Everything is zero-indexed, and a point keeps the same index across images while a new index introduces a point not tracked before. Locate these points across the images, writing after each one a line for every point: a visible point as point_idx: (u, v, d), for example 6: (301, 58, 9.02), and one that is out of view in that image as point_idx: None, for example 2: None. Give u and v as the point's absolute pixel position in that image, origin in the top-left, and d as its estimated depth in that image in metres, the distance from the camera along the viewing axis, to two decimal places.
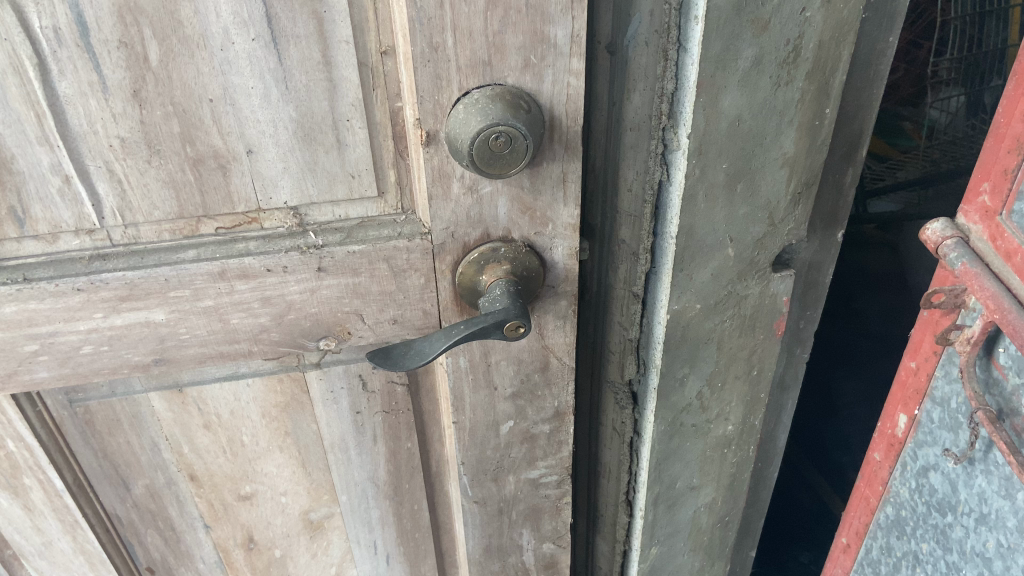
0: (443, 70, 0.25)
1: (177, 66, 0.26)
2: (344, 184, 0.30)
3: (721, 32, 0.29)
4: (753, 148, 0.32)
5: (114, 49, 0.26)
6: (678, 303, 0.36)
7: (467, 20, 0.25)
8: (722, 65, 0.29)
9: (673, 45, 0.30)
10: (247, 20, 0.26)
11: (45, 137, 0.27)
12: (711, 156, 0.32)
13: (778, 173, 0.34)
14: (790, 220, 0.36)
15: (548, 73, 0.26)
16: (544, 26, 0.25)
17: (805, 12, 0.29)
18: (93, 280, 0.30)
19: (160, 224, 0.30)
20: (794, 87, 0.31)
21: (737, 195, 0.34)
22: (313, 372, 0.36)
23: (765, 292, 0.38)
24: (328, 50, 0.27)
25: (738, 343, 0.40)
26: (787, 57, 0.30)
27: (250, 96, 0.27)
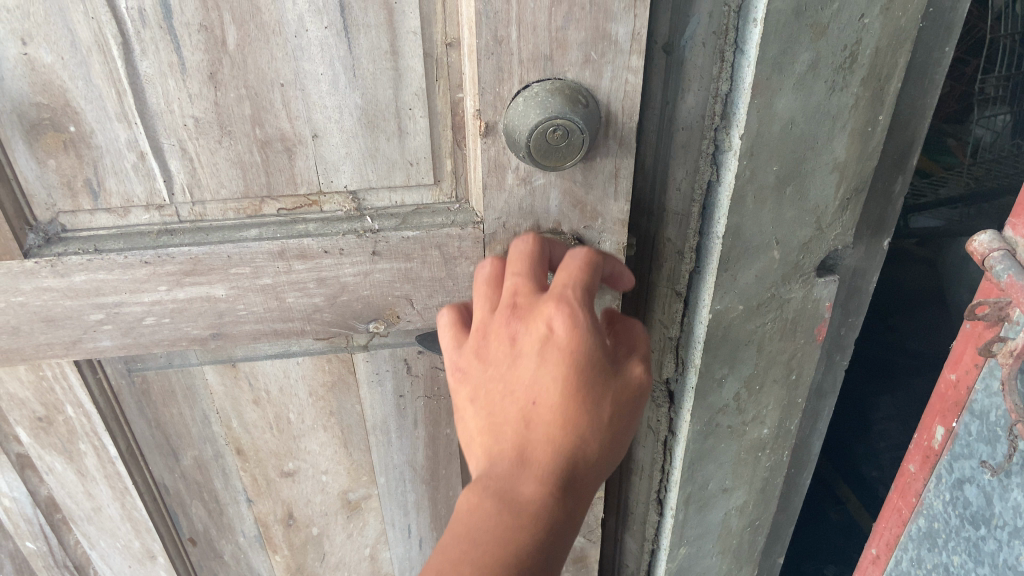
0: (505, 63, 0.26)
1: (252, 52, 0.28)
2: (402, 170, 0.31)
3: (780, 35, 0.29)
4: (804, 152, 0.33)
5: (195, 32, 0.28)
6: (721, 303, 0.36)
7: (532, 16, 0.25)
8: (778, 68, 0.30)
9: (730, 46, 0.30)
10: (322, 9, 0.27)
11: (123, 114, 0.29)
12: (762, 158, 0.32)
13: (828, 178, 0.34)
14: (837, 225, 0.36)
15: (607, 69, 0.26)
16: (606, 23, 0.26)
17: (863, 19, 0.30)
18: (160, 254, 0.32)
19: (226, 203, 0.32)
20: (848, 92, 0.32)
21: (786, 198, 0.34)
22: (360, 354, 0.37)
23: (808, 296, 0.38)
24: (395, 40, 0.28)
25: (779, 346, 0.40)
26: (843, 63, 0.31)
27: (318, 82, 0.29)
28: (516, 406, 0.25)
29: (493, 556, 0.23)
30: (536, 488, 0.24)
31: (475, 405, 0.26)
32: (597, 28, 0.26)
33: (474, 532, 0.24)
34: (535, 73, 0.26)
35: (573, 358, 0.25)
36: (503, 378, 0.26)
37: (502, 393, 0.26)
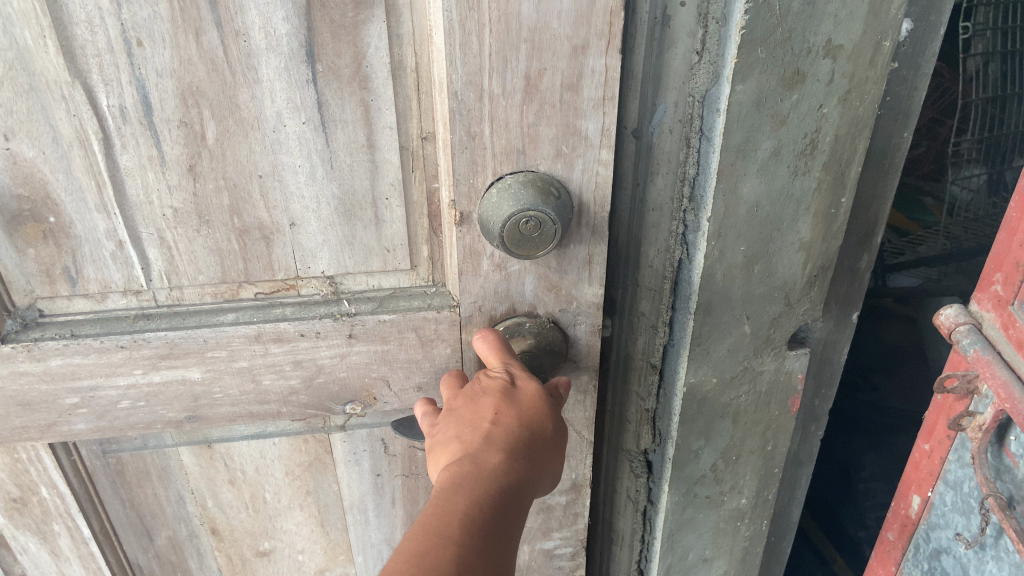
0: (479, 156, 0.26)
1: (232, 145, 0.29)
2: (379, 256, 0.32)
3: (742, 125, 0.30)
4: (771, 232, 0.33)
5: (175, 128, 0.29)
6: (695, 376, 0.37)
7: (504, 113, 0.26)
8: (741, 154, 0.31)
9: (696, 134, 0.32)
10: (299, 106, 0.28)
11: (103, 206, 0.30)
12: (730, 239, 0.33)
13: (795, 257, 0.35)
14: (806, 301, 0.37)
15: (578, 162, 0.27)
16: (576, 119, 0.26)
17: (822, 108, 0.31)
18: (136, 338, 0.32)
19: (204, 288, 0.32)
20: (811, 176, 0.32)
21: (755, 276, 0.35)
22: (337, 434, 0.37)
23: (781, 368, 0.39)
24: (372, 134, 0.29)
25: (753, 418, 0.40)
26: (804, 149, 0.32)
27: (296, 174, 0.30)
28: (480, 412, 0.26)
29: (482, 490, 0.24)
30: (506, 454, 0.25)
31: (435, 435, 0.27)
32: (568, 124, 0.26)
33: (460, 481, 0.24)
34: (507, 167, 0.27)
35: (526, 382, 0.28)
36: (464, 403, 0.27)
37: (465, 416, 0.27)
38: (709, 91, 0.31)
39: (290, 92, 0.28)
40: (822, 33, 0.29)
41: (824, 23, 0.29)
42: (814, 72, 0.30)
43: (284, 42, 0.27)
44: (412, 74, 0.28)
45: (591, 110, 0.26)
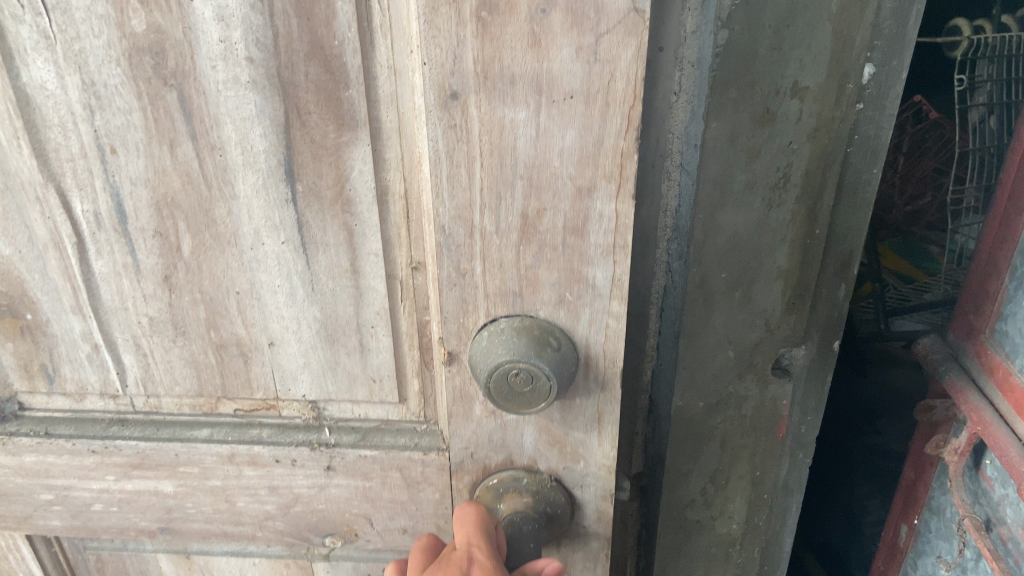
0: (469, 296, 0.24)
1: (208, 260, 0.28)
2: (365, 385, 0.30)
3: (717, 158, 0.32)
4: (749, 262, 0.34)
5: (150, 238, 0.28)
6: (681, 399, 0.37)
7: (498, 253, 0.23)
8: (719, 186, 0.32)
9: (675, 169, 0.33)
10: (278, 225, 0.27)
11: (78, 308, 0.30)
12: (709, 265, 0.34)
13: (772, 286, 0.35)
14: (786, 330, 0.36)
15: (584, 311, 0.24)
16: (582, 267, 0.23)
17: (791, 144, 0.32)
18: (108, 445, 0.32)
19: (181, 399, 0.31)
20: (783, 210, 0.33)
21: (735, 303, 0.35)
22: (321, 563, 0.34)
23: (765, 396, 0.38)
24: (356, 260, 0.27)
25: (739, 443, 0.40)
26: (776, 182, 0.33)
27: (275, 292, 0.28)
28: None
29: None
30: None
31: None
32: (570, 265, 0.23)
33: None
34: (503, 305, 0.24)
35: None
36: None
37: None
38: (687, 128, 0.32)
39: (268, 210, 0.27)
40: (789, 75, 0.30)
41: (790, 66, 0.30)
42: (782, 112, 0.31)
43: (262, 159, 0.26)
44: (401, 200, 0.26)
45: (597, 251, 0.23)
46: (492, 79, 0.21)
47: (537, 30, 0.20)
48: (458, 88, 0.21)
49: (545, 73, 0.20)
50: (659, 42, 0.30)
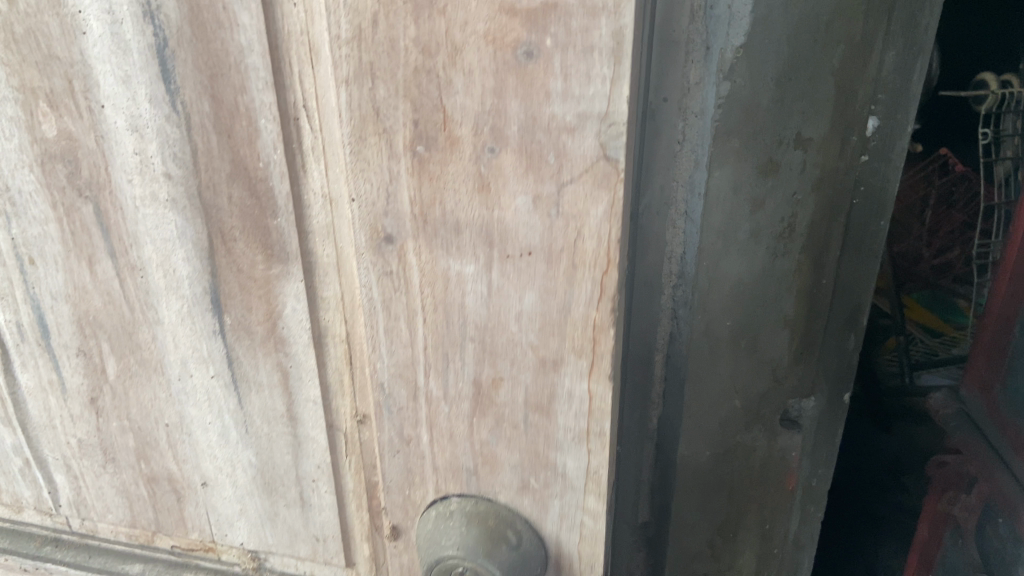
0: (416, 468, 0.22)
1: (134, 387, 0.25)
2: (307, 542, 0.26)
3: (720, 205, 0.30)
4: (754, 310, 0.32)
5: (73, 355, 0.25)
6: (689, 450, 0.35)
7: (448, 423, 0.21)
8: (722, 235, 0.30)
9: (680, 218, 0.30)
10: (208, 358, 0.23)
11: (7, 422, 0.28)
12: (712, 315, 0.32)
13: (781, 336, 0.33)
14: (795, 380, 0.34)
15: (553, 500, 0.21)
16: (549, 446, 0.20)
17: (796, 195, 0.30)
18: (42, 562, 0.31)
19: (116, 526, 0.29)
20: (788, 258, 0.31)
21: (739, 355, 0.33)
22: None
23: (773, 449, 0.36)
24: (294, 406, 0.23)
25: (746, 498, 0.37)
26: (781, 231, 0.31)
27: (207, 430, 0.25)
28: None
29: None
30: None
31: None
32: (537, 432, 0.20)
33: None
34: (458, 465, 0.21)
35: None
36: None
37: None
38: (692, 177, 0.29)
39: (197, 339, 0.23)
40: (793, 127, 0.29)
41: (793, 117, 0.28)
42: (786, 162, 0.29)
43: (185, 283, 0.22)
44: (343, 343, 0.22)
45: (569, 421, 0.19)
46: (431, 224, 0.18)
47: (484, 173, 0.17)
48: (392, 231, 0.18)
49: (496, 220, 0.17)
50: (663, 92, 0.27)
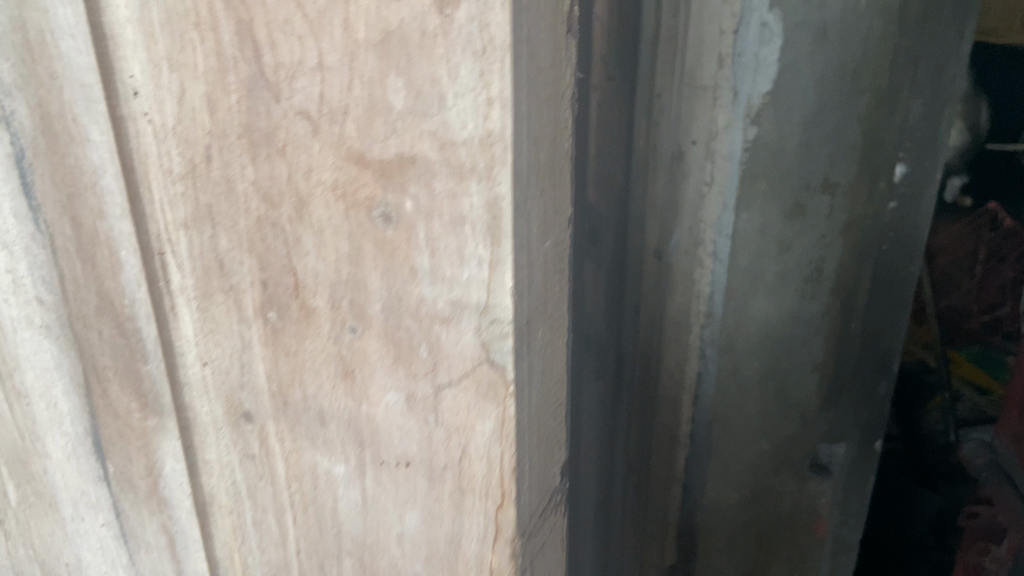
0: (277, 550, 0.50)
1: (73, 463, 0.56)
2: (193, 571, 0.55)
3: (767, 195, 0.81)
4: (783, 236, 0.83)
5: (47, 447, 0.57)
6: (728, 362, 0.88)
7: (316, 534, 0.48)
8: (751, 235, 0.82)
9: (709, 255, 0.85)
10: (90, 445, 0.55)
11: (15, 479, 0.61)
12: (752, 286, 0.85)
13: (810, 246, 0.85)
14: (812, 304, 0.87)
15: (370, 553, 0.46)
16: (391, 526, 0.44)
17: (822, 208, 0.83)
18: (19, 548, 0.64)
19: (63, 535, 0.61)
20: (818, 272, 0.87)
21: (767, 274, 0.84)
22: None
23: (803, 398, 0.93)
24: (178, 494, 0.52)
25: (773, 426, 0.93)
26: (802, 190, 0.80)
27: (92, 479, 0.56)
28: None
29: None
30: None
31: None
32: (335, 473, 0.44)
33: None
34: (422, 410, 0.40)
35: None
36: None
37: None
38: (717, 219, 0.83)
39: (84, 438, 0.55)
40: (820, 173, 0.81)
41: (820, 163, 0.80)
42: (813, 203, 0.82)
43: (65, 401, 0.54)
44: (249, 480, 0.49)
45: (468, 384, 0.37)
46: (290, 405, 0.45)
47: (348, 351, 0.41)
48: (252, 406, 0.46)
49: (372, 407, 0.42)
50: (693, 138, 0.81)
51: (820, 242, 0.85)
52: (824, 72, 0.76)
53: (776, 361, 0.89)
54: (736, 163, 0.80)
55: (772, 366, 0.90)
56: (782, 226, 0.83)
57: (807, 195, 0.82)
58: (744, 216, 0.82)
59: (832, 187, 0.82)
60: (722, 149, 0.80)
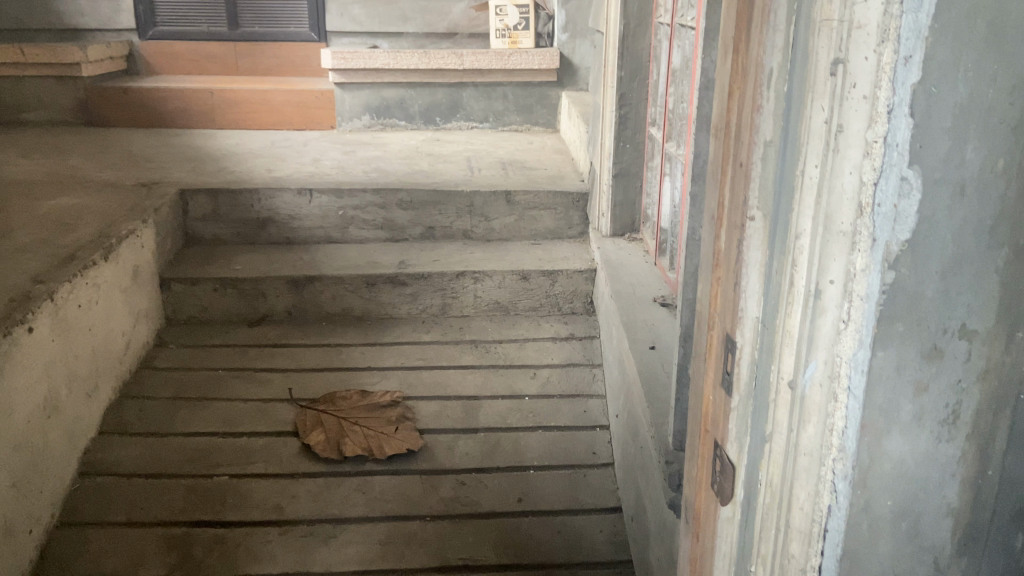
0: None
1: None
2: None
3: (904, 358, 1.17)
4: (906, 382, 1.18)
5: None
6: (866, 483, 1.24)
7: None
8: (899, 368, 1.17)
9: (846, 388, 1.19)
10: None
11: None
12: (888, 421, 1.20)
13: (944, 389, 1.20)
14: (942, 442, 1.23)
15: None
16: None
17: (961, 360, 1.18)
18: None
19: None
20: (952, 413, 1.21)
21: (903, 407, 1.20)
22: None
23: (926, 515, 1.28)
24: None
25: (898, 535, 1.28)
26: (933, 347, 1.17)
27: None
28: None
29: None
30: None
31: None
32: None
33: None
34: None
35: None
36: None
37: None
38: (855, 353, 1.16)
39: None
40: (959, 330, 1.17)
41: (960, 327, 1.16)
42: (953, 353, 1.18)
43: None
44: None
45: None
46: None
47: None
48: None
49: None
50: (831, 280, 1.14)
51: (956, 385, 1.20)
52: (954, 250, 1.12)
53: (923, 476, 1.25)
54: (872, 302, 1.12)
55: (916, 478, 1.25)
56: (915, 365, 1.17)
57: (943, 340, 1.17)
58: (879, 354, 1.16)
59: (969, 334, 1.17)
60: (860, 289, 1.12)
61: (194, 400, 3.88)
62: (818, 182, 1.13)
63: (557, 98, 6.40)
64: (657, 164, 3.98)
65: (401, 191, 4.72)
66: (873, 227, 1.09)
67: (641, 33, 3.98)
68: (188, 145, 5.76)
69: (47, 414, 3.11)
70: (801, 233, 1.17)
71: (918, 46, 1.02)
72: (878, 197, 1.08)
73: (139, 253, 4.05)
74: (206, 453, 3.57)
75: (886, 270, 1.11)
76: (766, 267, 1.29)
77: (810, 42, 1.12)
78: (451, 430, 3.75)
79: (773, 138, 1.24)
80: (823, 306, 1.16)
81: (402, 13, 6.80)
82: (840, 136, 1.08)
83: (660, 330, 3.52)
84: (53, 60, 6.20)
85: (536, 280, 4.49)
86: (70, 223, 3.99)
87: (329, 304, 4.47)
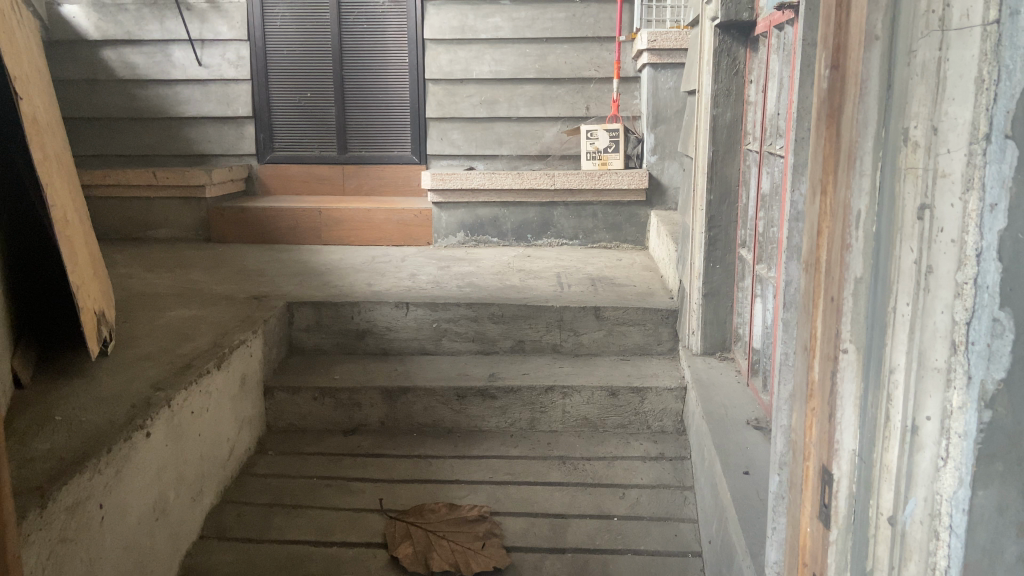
0: None
1: None
2: None
3: (1005, 500, 1.23)
4: (1006, 523, 1.24)
5: None
6: None
7: None
8: (1001, 507, 1.23)
9: (946, 520, 1.26)
10: None
11: None
12: (993, 564, 1.25)
13: None
14: None
15: None
16: None
17: None
18: None
19: None
20: None
21: (1008, 547, 1.25)
22: None
23: None
24: None
25: None
26: None
27: None
28: None
29: None
30: None
31: None
32: None
33: None
34: None
35: None
36: None
37: None
38: (955, 490, 1.24)
39: None
40: None
41: None
42: None
43: None
44: None
45: None
46: None
47: None
48: None
49: None
50: (928, 416, 1.25)
51: None
52: None
53: None
54: (970, 440, 1.21)
55: None
56: (1017, 504, 1.23)
57: None
58: (979, 492, 1.22)
59: None
60: (958, 427, 1.22)
61: (291, 507, 4.08)
62: (911, 319, 1.26)
63: (645, 217, 6.62)
64: (748, 286, 4.08)
65: (492, 305, 4.96)
66: (968, 365, 1.19)
67: (730, 160, 4.18)
68: (297, 260, 6.22)
69: (155, 516, 3.34)
70: (896, 367, 1.31)
71: (1003, 195, 1.13)
72: (970, 336, 1.18)
73: (247, 361, 4.39)
74: (298, 561, 3.70)
75: (983, 408, 1.19)
76: (862, 399, 1.40)
77: (898, 189, 1.28)
78: (539, 549, 3.78)
79: (863, 275, 1.37)
80: (922, 439, 1.27)
81: (498, 137, 7.28)
82: (931, 277, 1.22)
83: (754, 454, 3.52)
84: (183, 183, 6.89)
85: (624, 397, 4.58)
86: (188, 333, 4.37)
87: (421, 415, 4.67)
